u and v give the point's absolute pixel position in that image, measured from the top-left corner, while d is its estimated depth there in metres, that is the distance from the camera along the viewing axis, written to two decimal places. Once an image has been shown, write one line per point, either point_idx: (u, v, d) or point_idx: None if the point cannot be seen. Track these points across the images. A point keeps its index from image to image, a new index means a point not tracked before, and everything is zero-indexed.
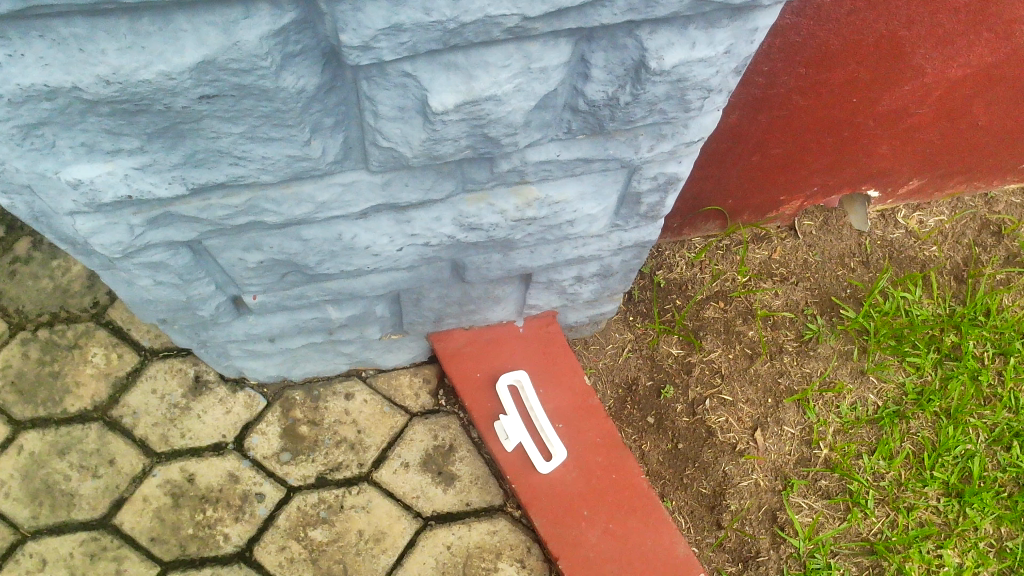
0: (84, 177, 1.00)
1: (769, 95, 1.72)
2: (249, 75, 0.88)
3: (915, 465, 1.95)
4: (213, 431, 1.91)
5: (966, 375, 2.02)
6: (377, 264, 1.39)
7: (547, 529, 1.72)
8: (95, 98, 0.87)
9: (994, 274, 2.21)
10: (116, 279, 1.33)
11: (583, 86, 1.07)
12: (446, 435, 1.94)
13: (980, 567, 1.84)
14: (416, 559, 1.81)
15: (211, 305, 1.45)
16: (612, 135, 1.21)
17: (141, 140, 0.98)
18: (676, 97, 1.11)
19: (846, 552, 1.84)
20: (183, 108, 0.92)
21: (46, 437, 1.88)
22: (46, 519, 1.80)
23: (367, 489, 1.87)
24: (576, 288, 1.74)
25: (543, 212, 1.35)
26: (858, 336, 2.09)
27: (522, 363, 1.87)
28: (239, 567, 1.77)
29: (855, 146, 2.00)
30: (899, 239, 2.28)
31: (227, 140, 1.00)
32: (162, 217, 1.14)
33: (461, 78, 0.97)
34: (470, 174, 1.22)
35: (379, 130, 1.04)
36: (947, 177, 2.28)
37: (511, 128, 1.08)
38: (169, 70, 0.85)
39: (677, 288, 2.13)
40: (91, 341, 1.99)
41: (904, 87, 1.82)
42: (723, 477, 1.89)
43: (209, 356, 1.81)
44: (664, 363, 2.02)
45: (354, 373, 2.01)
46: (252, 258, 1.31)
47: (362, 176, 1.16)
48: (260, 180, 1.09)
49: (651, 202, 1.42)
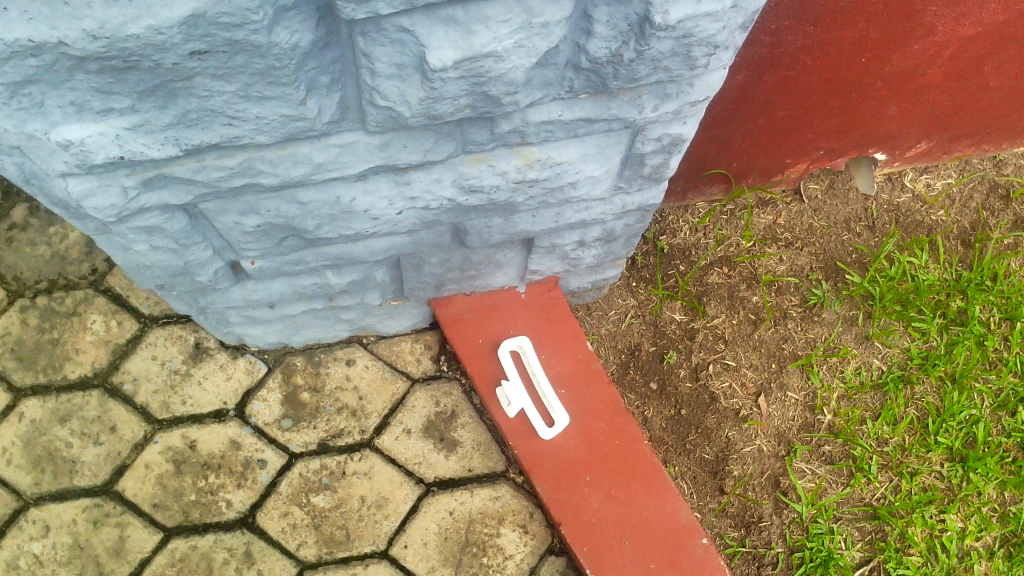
0: (74, 137, 0.98)
1: (776, 55, 1.69)
2: (241, 30, 0.86)
3: (919, 431, 1.94)
4: (214, 398, 1.90)
5: (972, 341, 2.00)
6: (376, 227, 1.36)
7: (550, 495, 1.72)
8: (82, 55, 0.84)
9: (1002, 238, 2.18)
10: (111, 243, 1.31)
11: (586, 42, 1.04)
12: (448, 401, 1.93)
13: (983, 532, 1.84)
14: (418, 525, 1.82)
15: (210, 271, 1.44)
16: (616, 94, 1.18)
17: (132, 99, 0.95)
18: (681, 53, 1.08)
19: (849, 517, 1.85)
20: (174, 64, 0.89)
21: (47, 404, 1.87)
22: (48, 485, 1.81)
23: (368, 456, 1.87)
24: (578, 253, 1.72)
25: (545, 173, 1.33)
26: (863, 301, 2.07)
27: (525, 329, 1.85)
28: (242, 533, 1.79)
29: (863, 108, 1.97)
30: (905, 203, 2.25)
31: (221, 98, 0.97)
32: (157, 179, 1.12)
33: (460, 33, 0.94)
34: (471, 134, 1.19)
35: (376, 88, 1.01)
36: (956, 140, 2.24)
37: (512, 86, 1.05)
38: (158, 24, 0.83)
39: (680, 253, 2.10)
40: (91, 308, 1.97)
41: (915, 46, 1.78)
42: (725, 444, 1.89)
43: (208, 322, 1.80)
44: (667, 329, 2.00)
45: (354, 339, 1.99)
46: (249, 221, 1.29)
47: (360, 137, 1.13)
48: (255, 141, 1.06)
49: (655, 163, 1.39)
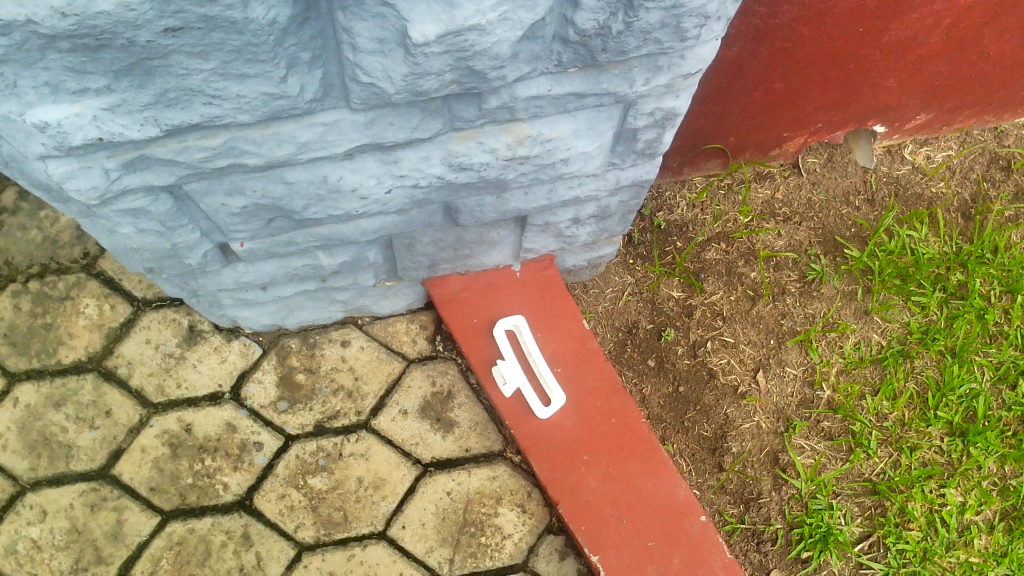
0: (51, 119, 0.96)
1: (771, 26, 1.66)
2: (215, 6, 0.84)
3: (919, 405, 1.92)
4: (209, 381, 1.89)
5: (972, 314, 1.98)
6: (365, 207, 1.34)
7: (547, 473, 1.72)
8: (52, 33, 0.82)
9: (1002, 210, 2.16)
10: (96, 226, 1.29)
11: (573, 14, 1.01)
12: (444, 381, 1.92)
13: (983, 506, 1.84)
14: (416, 505, 1.81)
15: (199, 253, 1.42)
16: (606, 68, 1.16)
17: (108, 79, 0.93)
18: (671, 24, 1.06)
19: (848, 493, 1.84)
20: (148, 42, 0.87)
21: (41, 388, 1.86)
22: (45, 470, 1.80)
23: (365, 437, 1.86)
24: (572, 230, 1.70)
25: (536, 150, 1.30)
26: (863, 275, 2.05)
27: (521, 309, 1.84)
28: (240, 516, 1.78)
29: (861, 79, 1.93)
30: (905, 176, 2.22)
31: (198, 77, 0.95)
32: (138, 161, 1.10)
33: (442, 6, 0.92)
34: (458, 111, 1.17)
35: (358, 65, 0.99)
36: (957, 111, 2.21)
37: (499, 61, 1.03)
38: (128, 1, 0.80)
39: (677, 229, 2.07)
40: (83, 292, 1.96)
41: (913, 15, 1.75)
42: (724, 420, 1.88)
43: (201, 305, 1.78)
44: (665, 306, 1.98)
45: (350, 321, 1.97)
46: (236, 202, 1.27)
47: (345, 115, 1.11)
48: (236, 121, 1.04)
49: (649, 138, 1.37)
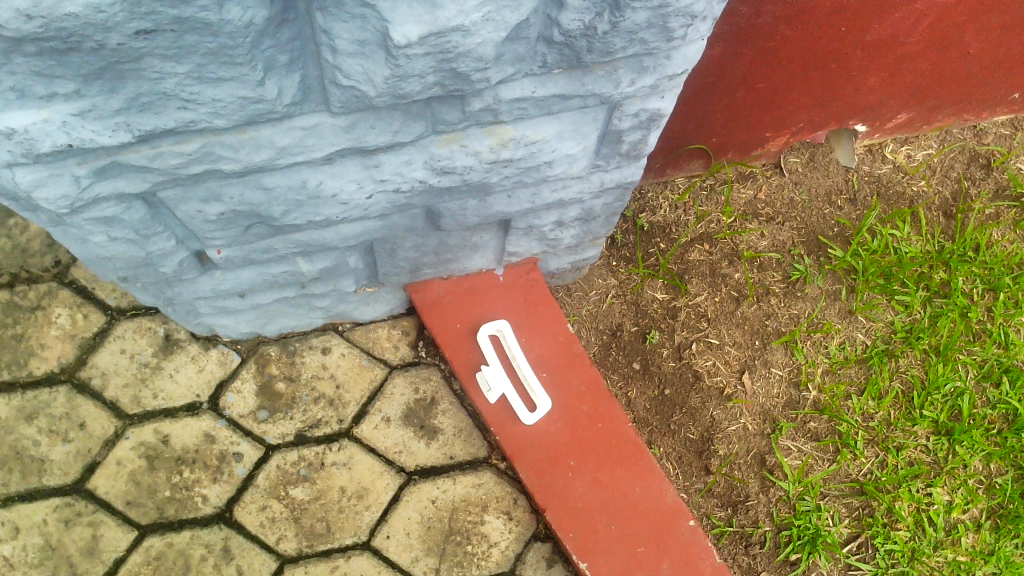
0: (17, 125, 0.92)
1: (754, 25, 1.64)
2: (189, 7, 0.80)
3: (904, 405, 1.92)
4: (186, 391, 1.85)
5: (955, 313, 1.99)
6: (345, 213, 1.31)
7: (533, 480, 1.69)
8: (17, 36, 0.79)
9: (983, 208, 2.16)
10: (68, 235, 1.25)
11: (558, 15, 0.99)
12: (427, 387, 1.89)
13: (969, 505, 1.84)
14: (400, 514, 1.78)
15: (174, 261, 1.38)
16: (591, 69, 1.14)
17: (77, 83, 0.89)
18: (658, 24, 1.04)
19: (835, 494, 1.83)
20: (119, 45, 0.84)
21: (12, 401, 1.81)
22: (17, 486, 1.75)
23: (347, 446, 1.83)
24: (556, 233, 1.68)
25: (520, 152, 1.28)
26: (847, 275, 2.05)
27: (504, 313, 1.81)
28: (220, 528, 1.74)
29: (843, 79, 1.93)
30: (887, 175, 2.22)
31: (172, 81, 0.92)
32: (110, 167, 1.06)
33: (424, 7, 0.89)
34: (441, 114, 1.14)
35: (338, 67, 0.96)
36: (937, 110, 2.21)
37: (482, 63, 1.00)
38: (98, 2, 0.77)
39: (660, 231, 2.06)
40: (54, 301, 1.91)
41: (894, 14, 1.75)
42: (710, 423, 1.86)
43: (177, 314, 1.74)
44: (649, 308, 1.97)
45: (330, 327, 1.94)
46: (212, 209, 1.23)
47: (324, 119, 1.08)
48: (213, 125, 1.01)
49: (633, 140, 1.35)
